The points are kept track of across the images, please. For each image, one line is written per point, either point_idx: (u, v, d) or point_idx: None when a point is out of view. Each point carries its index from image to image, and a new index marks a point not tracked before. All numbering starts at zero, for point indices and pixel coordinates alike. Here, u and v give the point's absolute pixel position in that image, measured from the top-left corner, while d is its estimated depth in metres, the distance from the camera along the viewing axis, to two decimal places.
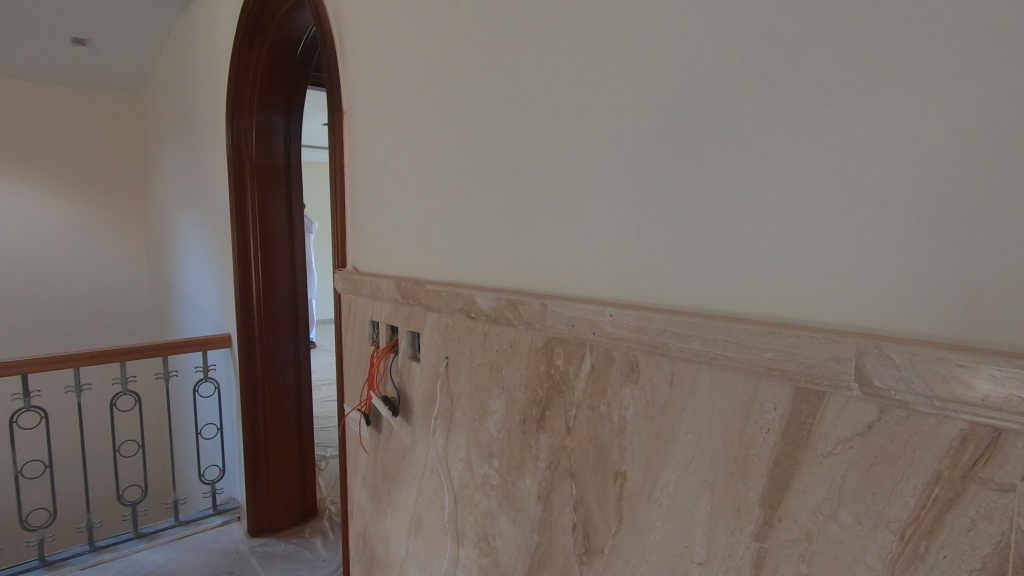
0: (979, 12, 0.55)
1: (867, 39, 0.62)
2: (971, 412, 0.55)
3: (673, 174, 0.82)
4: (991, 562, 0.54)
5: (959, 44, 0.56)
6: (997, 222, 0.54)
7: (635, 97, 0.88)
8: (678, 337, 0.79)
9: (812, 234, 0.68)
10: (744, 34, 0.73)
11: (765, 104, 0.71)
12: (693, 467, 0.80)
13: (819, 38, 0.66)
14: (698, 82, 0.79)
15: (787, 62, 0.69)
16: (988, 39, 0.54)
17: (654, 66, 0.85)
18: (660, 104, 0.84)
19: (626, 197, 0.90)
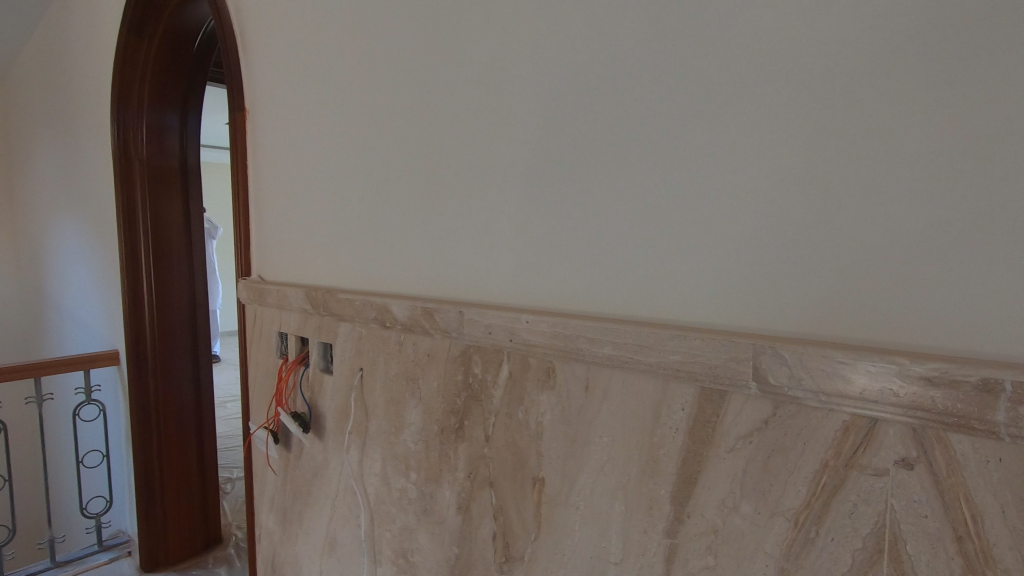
0: (851, 41, 0.60)
1: (761, 57, 0.67)
2: (851, 404, 0.59)
3: (586, 182, 0.84)
4: (870, 541, 0.60)
5: (840, 65, 0.61)
6: (873, 228, 0.59)
7: (546, 104, 0.88)
8: (591, 342, 0.81)
9: (714, 240, 0.71)
10: (649, 48, 0.76)
11: (669, 118, 0.75)
12: (608, 469, 0.81)
13: (716, 54, 0.70)
14: (608, 92, 0.81)
15: (688, 77, 0.72)
16: (861, 66, 0.60)
17: (564, 74, 0.86)
18: (572, 111, 0.85)
19: (539, 204, 0.90)
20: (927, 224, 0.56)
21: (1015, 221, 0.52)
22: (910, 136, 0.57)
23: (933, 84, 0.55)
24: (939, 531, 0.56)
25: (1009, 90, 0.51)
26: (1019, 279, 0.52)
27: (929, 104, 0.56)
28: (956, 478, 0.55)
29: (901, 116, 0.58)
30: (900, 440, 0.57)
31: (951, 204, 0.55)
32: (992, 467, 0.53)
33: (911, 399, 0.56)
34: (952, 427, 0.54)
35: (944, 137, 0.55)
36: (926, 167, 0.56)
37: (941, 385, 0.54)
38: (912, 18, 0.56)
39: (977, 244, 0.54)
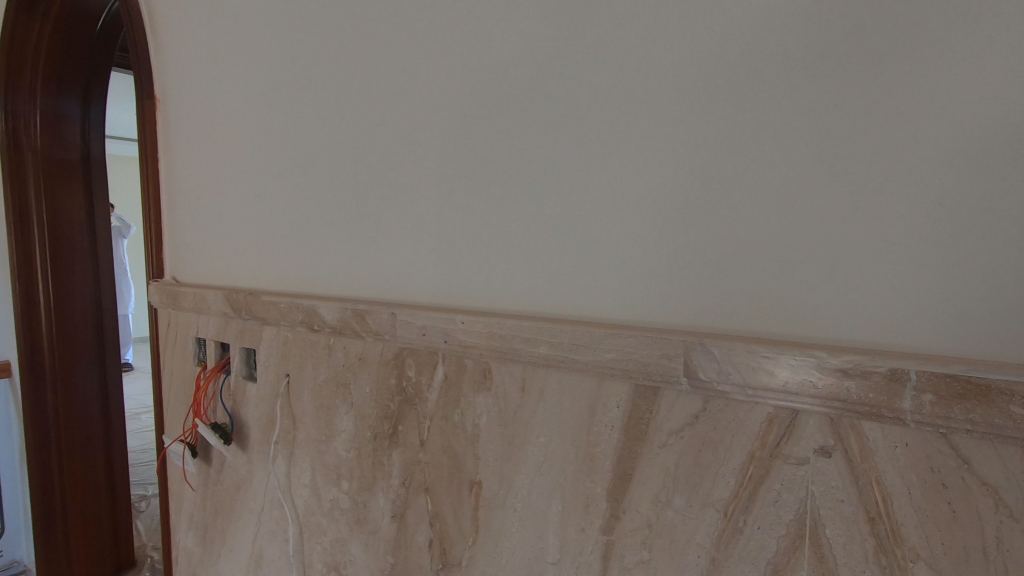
0: (772, 51, 0.63)
1: (690, 61, 0.68)
2: (775, 396, 0.62)
3: (522, 181, 0.83)
4: (793, 527, 0.62)
5: (764, 72, 0.64)
6: (796, 228, 0.63)
7: (479, 101, 0.87)
8: (527, 342, 0.80)
9: (646, 239, 0.73)
10: (582, 49, 0.76)
11: (603, 119, 0.75)
12: (545, 469, 0.81)
13: (648, 58, 0.71)
14: (543, 91, 0.80)
15: (621, 79, 0.73)
16: (783, 75, 0.63)
17: (497, 71, 0.84)
18: (506, 110, 0.84)
19: (474, 203, 0.89)
20: (845, 226, 0.60)
21: (920, 224, 0.57)
22: (827, 142, 0.61)
23: (848, 95, 0.59)
24: (854, 514, 0.59)
25: (914, 104, 0.57)
26: (924, 278, 0.57)
27: (845, 114, 0.60)
28: (868, 463, 0.58)
29: (820, 123, 0.61)
30: (818, 430, 0.60)
31: (865, 206, 0.59)
32: (900, 452, 0.56)
33: (828, 391, 0.58)
34: (865, 415, 0.57)
35: (857, 145, 0.59)
36: (841, 173, 0.60)
37: (855, 376, 0.57)
38: (829, 31, 0.60)
39: (888, 244, 0.58)
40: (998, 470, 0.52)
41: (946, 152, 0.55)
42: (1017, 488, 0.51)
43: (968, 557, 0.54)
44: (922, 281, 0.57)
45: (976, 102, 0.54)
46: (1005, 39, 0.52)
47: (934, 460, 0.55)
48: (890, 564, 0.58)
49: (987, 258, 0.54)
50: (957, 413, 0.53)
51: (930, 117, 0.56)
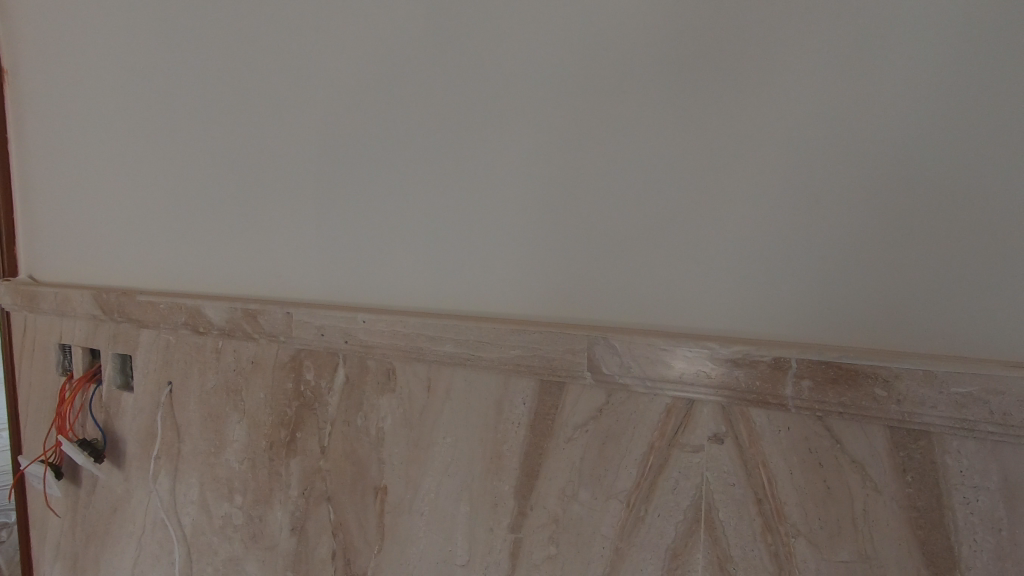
0: (668, 56, 0.66)
1: (593, 62, 0.70)
2: (673, 387, 0.64)
3: (432, 175, 0.81)
4: (690, 512, 0.64)
5: (666, 75, 0.66)
6: (691, 225, 0.67)
7: (383, 91, 0.84)
8: (433, 340, 0.78)
9: (554, 234, 0.74)
10: (488, 43, 0.76)
11: (509, 115, 0.75)
12: (452, 469, 0.79)
13: (553, 57, 0.72)
14: (452, 83, 0.78)
15: (526, 75, 0.74)
16: (678, 79, 0.66)
17: (402, 61, 0.82)
18: (415, 101, 0.81)
19: (381, 196, 0.85)
20: (734, 223, 0.65)
21: (802, 222, 0.62)
22: (716, 143, 0.65)
23: (734, 101, 0.64)
24: (744, 497, 0.62)
25: (798, 109, 0.61)
26: (801, 270, 0.62)
27: (738, 117, 0.64)
28: (756, 448, 0.61)
29: (716, 126, 0.65)
30: (712, 418, 0.63)
31: (749, 205, 0.64)
32: (783, 435, 0.60)
33: (720, 380, 0.61)
34: (752, 402, 0.60)
35: (743, 147, 0.64)
36: (729, 173, 0.64)
37: (743, 365, 0.60)
38: (720, 39, 0.64)
39: (772, 240, 0.63)
40: (866, 448, 0.56)
41: (819, 155, 0.61)
42: (881, 464, 0.56)
43: (842, 530, 0.58)
44: (804, 274, 0.62)
45: (848, 112, 0.60)
46: (871, 57, 0.59)
47: (811, 441, 0.59)
48: (776, 542, 0.61)
49: (853, 252, 0.60)
50: (831, 397, 0.57)
51: (812, 123, 0.61)
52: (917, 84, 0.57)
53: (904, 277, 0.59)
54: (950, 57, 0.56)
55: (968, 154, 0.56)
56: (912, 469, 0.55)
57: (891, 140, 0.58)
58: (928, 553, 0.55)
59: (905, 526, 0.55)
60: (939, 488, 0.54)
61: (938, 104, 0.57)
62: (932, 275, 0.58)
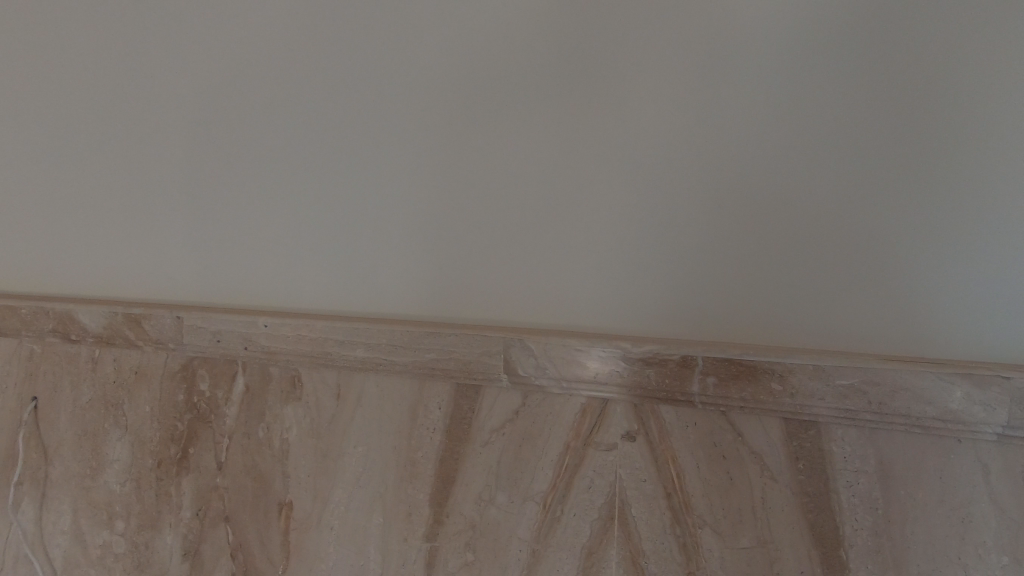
0: (583, 64, 0.69)
1: (511, 66, 0.71)
2: (587, 388, 0.64)
3: (351, 172, 0.78)
4: (604, 511, 0.65)
5: (582, 82, 0.69)
6: (604, 227, 0.69)
7: (292, 82, 0.80)
8: (344, 345, 0.75)
9: (472, 235, 0.74)
10: (405, 40, 0.75)
11: (428, 114, 0.74)
12: (364, 480, 0.76)
13: (472, 58, 0.72)
14: (373, 78, 0.76)
15: (444, 75, 0.74)
16: (592, 87, 0.69)
17: (314, 52, 0.78)
18: (333, 94, 0.78)
19: (293, 193, 0.81)
20: (644, 227, 0.68)
21: (707, 226, 0.66)
22: (628, 150, 0.68)
23: (643, 110, 0.67)
24: (654, 492, 0.64)
25: (706, 121, 0.66)
26: (704, 272, 0.66)
27: (651, 126, 0.67)
28: (665, 444, 0.63)
29: (632, 132, 0.68)
30: (624, 416, 0.64)
31: (658, 210, 0.67)
32: (690, 430, 0.62)
33: (631, 379, 0.62)
34: (661, 399, 0.62)
35: (652, 155, 0.67)
36: (639, 179, 0.68)
37: (653, 364, 0.62)
38: (630, 51, 0.67)
39: (677, 243, 0.67)
40: (764, 439, 0.60)
41: (718, 165, 0.66)
42: (777, 454, 0.59)
43: (742, 518, 0.61)
44: (709, 276, 0.66)
45: (748, 125, 0.65)
46: (766, 74, 0.64)
47: (716, 435, 0.61)
48: (683, 533, 0.63)
49: (749, 255, 0.65)
50: (733, 392, 0.60)
51: (716, 133, 0.65)
52: (800, 103, 0.63)
53: (792, 278, 0.64)
54: (832, 79, 0.63)
55: (847, 168, 0.63)
56: (804, 457, 0.59)
57: (780, 152, 0.64)
58: (817, 534, 0.59)
59: (798, 511, 0.59)
60: (827, 473, 0.58)
61: (823, 120, 0.63)
62: (820, 275, 0.64)
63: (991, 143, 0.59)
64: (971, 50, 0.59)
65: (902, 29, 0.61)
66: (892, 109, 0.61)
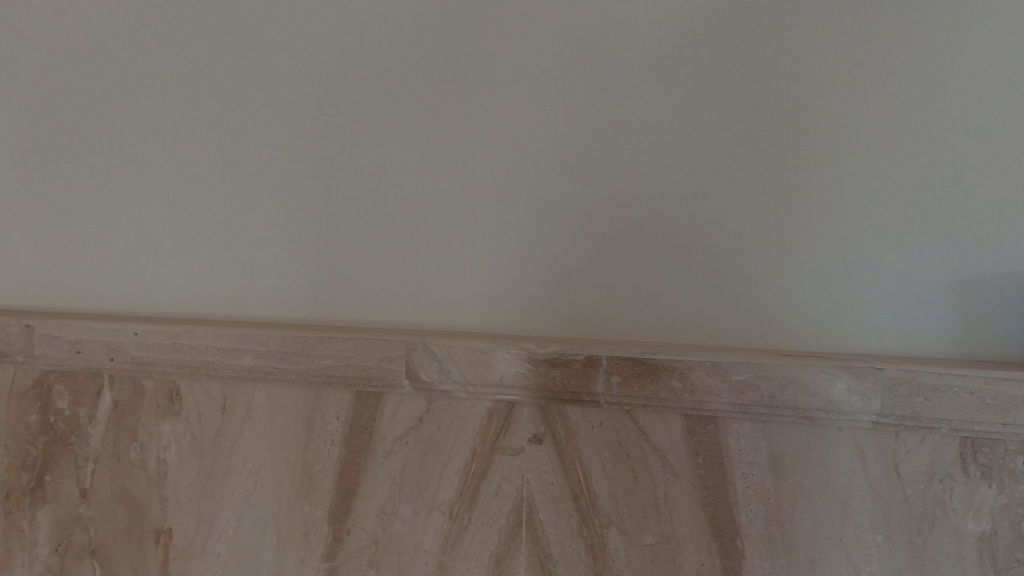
0: (488, 59, 0.67)
1: (415, 59, 0.69)
2: (493, 391, 0.62)
3: (245, 165, 0.72)
4: (512, 517, 0.64)
5: (488, 77, 0.68)
6: (511, 226, 0.68)
7: (178, 68, 0.73)
8: (228, 353, 0.68)
9: (377, 233, 0.71)
10: (302, 27, 0.71)
11: (329, 106, 0.71)
12: (254, 500, 0.69)
13: (375, 49, 0.70)
14: (271, 65, 0.71)
15: (345, 65, 0.70)
16: (497, 82, 0.67)
17: (202, 35, 0.73)
18: (226, 81, 0.73)
19: (178, 186, 0.74)
20: (550, 225, 0.67)
21: (612, 225, 0.66)
22: (534, 148, 0.67)
23: (548, 107, 0.66)
24: (561, 494, 0.63)
25: (608, 119, 0.65)
26: (609, 271, 0.66)
27: (557, 123, 0.66)
28: (572, 445, 0.62)
29: (537, 128, 0.67)
30: (530, 419, 0.62)
31: (564, 208, 0.67)
32: (596, 430, 0.62)
33: (537, 382, 0.61)
34: (567, 400, 0.61)
35: (557, 153, 0.66)
36: (545, 177, 0.67)
37: (559, 365, 0.60)
38: (535, 46, 0.66)
39: (583, 242, 0.67)
40: (666, 436, 0.60)
41: (621, 164, 0.65)
42: (678, 450, 0.60)
43: (647, 515, 0.61)
44: (614, 275, 0.66)
45: (649, 123, 0.65)
46: (667, 74, 0.64)
47: (621, 434, 0.61)
48: (590, 534, 0.63)
49: (652, 255, 0.66)
50: (636, 391, 0.60)
51: (619, 132, 0.65)
52: (699, 104, 0.64)
53: (692, 277, 0.65)
54: (726, 79, 0.64)
55: (743, 168, 0.64)
56: (703, 452, 0.60)
57: (681, 152, 0.65)
58: (716, 527, 0.60)
59: (698, 505, 0.60)
60: (724, 466, 0.59)
61: (720, 120, 0.64)
62: (718, 273, 0.65)
63: (871, 144, 0.62)
64: (851, 54, 0.62)
65: (791, 31, 0.62)
66: (783, 110, 0.63)
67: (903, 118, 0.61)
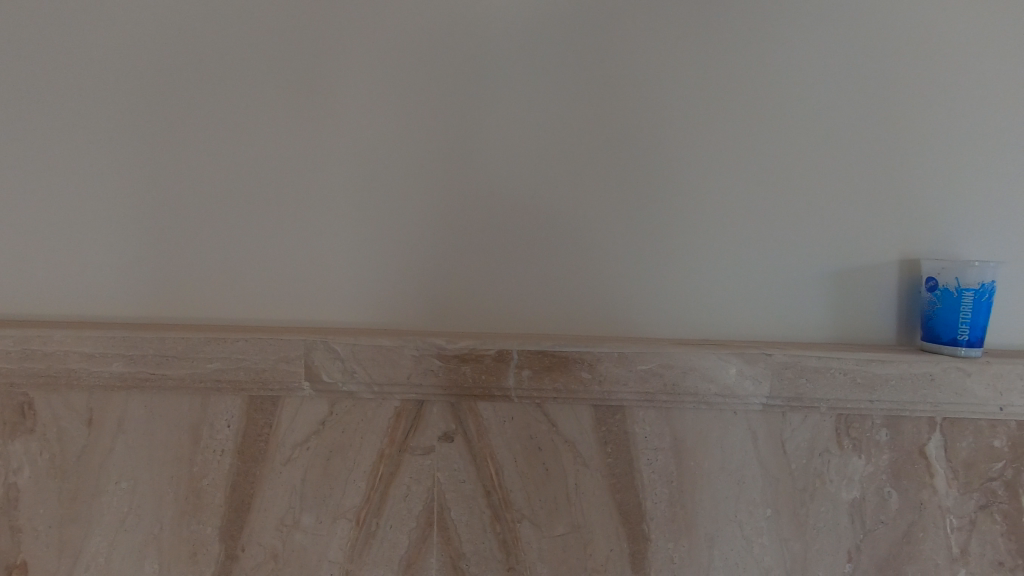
0: (391, 41, 0.64)
1: (311, 36, 0.64)
2: (401, 390, 0.60)
3: (116, 147, 0.65)
4: (422, 518, 0.62)
5: (392, 60, 0.64)
6: (418, 217, 0.65)
7: (29, 31, 0.64)
8: (92, 360, 0.59)
9: (271, 224, 0.65)
10: None
11: (213, 84, 0.64)
12: (131, 521, 0.62)
13: (266, 23, 0.64)
14: (145, 35, 0.64)
15: (232, 40, 0.64)
16: (402, 66, 0.64)
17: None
18: (91, 51, 0.64)
19: (31, 168, 0.65)
20: (459, 218, 0.65)
21: (521, 218, 0.65)
22: (441, 137, 0.64)
23: (455, 94, 0.64)
24: (473, 491, 0.62)
25: (517, 109, 0.64)
26: (520, 263, 0.66)
27: (463, 110, 0.64)
28: (484, 441, 0.61)
29: (445, 115, 0.64)
30: (440, 416, 0.61)
31: (472, 199, 0.65)
32: (507, 425, 0.61)
33: (447, 379, 0.59)
34: (478, 396, 0.60)
35: (465, 142, 0.65)
36: (453, 167, 0.65)
37: (469, 360, 0.59)
38: (442, 31, 0.64)
39: (493, 234, 0.65)
40: (576, 427, 0.61)
41: (530, 155, 0.65)
42: (588, 440, 0.61)
43: (558, 506, 0.62)
44: (524, 268, 0.66)
45: (557, 113, 0.64)
46: (575, 67, 0.64)
47: (532, 428, 0.61)
48: (503, 529, 0.62)
49: (561, 247, 0.65)
50: (547, 384, 0.60)
51: (527, 121, 0.64)
52: (605, 98, 0.64)
53: (600, 269, 0.66)
54: (631, 71, 0.64)
55: (648, 162, 0.65)
56: (611, 440, 0.61)
57: (589, 146, 0.65)
58: (623, 512, 0.62)
59: (607, 492, 0.62)
60: (631, 453, 0.61)
61: (627, 113, 0.64)
62: (625, 265, 0.66)
63: (762, 140, 0.65)
64: (744, 52, 0.64)
65: (691, 28, 0.64)
66: (683, 104, 0.64)
67: (791, 116, 0.65)
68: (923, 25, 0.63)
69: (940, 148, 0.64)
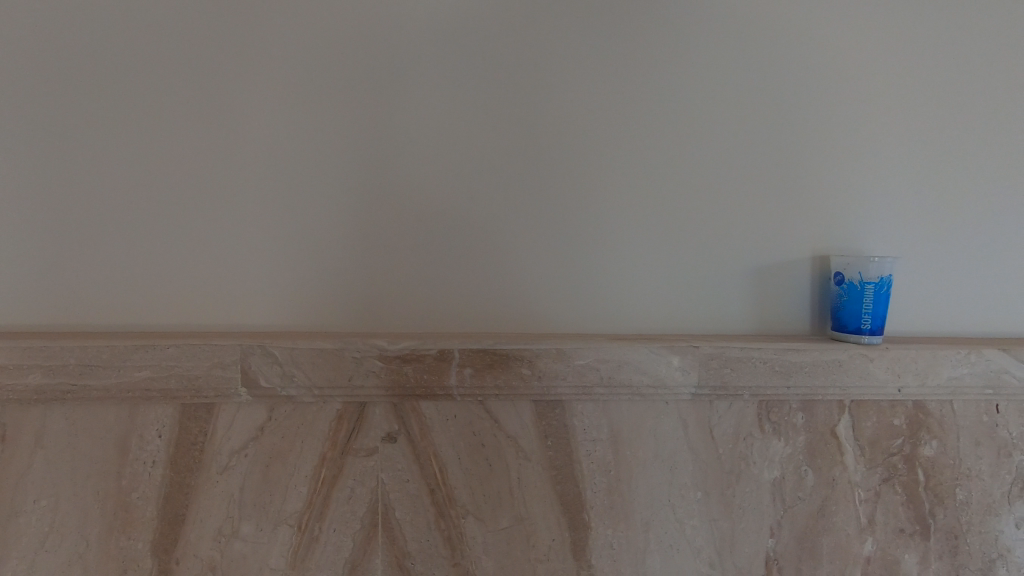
0: (327, 43, 0.64)
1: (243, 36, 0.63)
2: (342, 393, 0.59)
3: (31, 147, 0.61)
4: (367, 519, 0.62)
5: (328, 62, 0.64)
6: (357, 219, 0.65)
7: None
8: (6, 372, 0.56)
9: (202, 226, 0.64)
10: None
11: (139, 83, 0.62)
12: (54, 540, 0.59)
13: (195, 21, 0.62)
14: (63, 31, 0.61)
15: (158, 38, 0.62)
16: (338, 68, 0.64)
17: None
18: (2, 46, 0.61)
19: None
20: (398, 219, 0.65)
21: (461, 219, 0.66)
22: (379, 139, 0.65)
23: (392, 97, 0.64)
24: (417, 490, 0.62)
25: (455, 112, 0.65)
26: (460, 263, 0.66)
27: (401, 113, 0.65)
28: (427, 440, 0.62)
29: (382, 118, 0.65)
30: (383, 417, 0.61)
31: (412, 201, 0.65)
32: (450, 423, 0.62)
33: (389, 380, 0.60)
34: (420, 396, 0.61)
35: (403, 144, 0.65)
36: (392, 169, 0.65)
37: (411, 360, 0.60)
38: (379, 34, 0.64)
39: (433, 235, 0.66)
40: (517, 423, 0.63)
41: (469, 157, 0.66)
42: (529, 434, 0.63)
43: (502, 500, 0.63)
44: (464, 268, 0.67)
45: (494, 116, 0.66)
46: (511, 72, 0.66)
47: (474, 425, 0.62)
48: (448, 526, 0.63)
49: (501, 248, 0.67)
50: (488, 381, 0.61)
51: (465, 124, 0.65)
52: (541, 103, 0.66)
53: (538, 269, 0.67)
54: (565, 77, 0.66)
55: (582, 165, 0.67)
56: (552, 434, 0.63)
57: (526, 148, 0.66)
58: (565, 503, 0.64)
59: (548, 484, 0.64)
60: (570, 446, 0.63)
61: (562, 116, 0.67)
62: (563, 264, 0.68)
63: (689, 145, 0.69)
64: (671, 61, 0.68)
65: (620, 37, 0.67)
66: (616, 110, 0.67)
67: (714, 123, 0.69)
68: (829, 41, 0.69)
69: (846, 154, 0.70)
